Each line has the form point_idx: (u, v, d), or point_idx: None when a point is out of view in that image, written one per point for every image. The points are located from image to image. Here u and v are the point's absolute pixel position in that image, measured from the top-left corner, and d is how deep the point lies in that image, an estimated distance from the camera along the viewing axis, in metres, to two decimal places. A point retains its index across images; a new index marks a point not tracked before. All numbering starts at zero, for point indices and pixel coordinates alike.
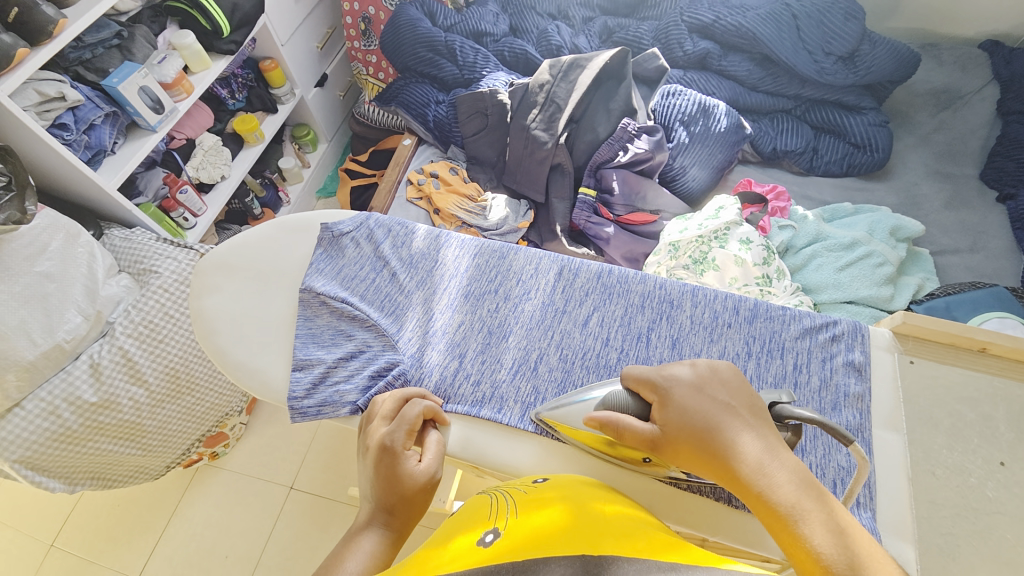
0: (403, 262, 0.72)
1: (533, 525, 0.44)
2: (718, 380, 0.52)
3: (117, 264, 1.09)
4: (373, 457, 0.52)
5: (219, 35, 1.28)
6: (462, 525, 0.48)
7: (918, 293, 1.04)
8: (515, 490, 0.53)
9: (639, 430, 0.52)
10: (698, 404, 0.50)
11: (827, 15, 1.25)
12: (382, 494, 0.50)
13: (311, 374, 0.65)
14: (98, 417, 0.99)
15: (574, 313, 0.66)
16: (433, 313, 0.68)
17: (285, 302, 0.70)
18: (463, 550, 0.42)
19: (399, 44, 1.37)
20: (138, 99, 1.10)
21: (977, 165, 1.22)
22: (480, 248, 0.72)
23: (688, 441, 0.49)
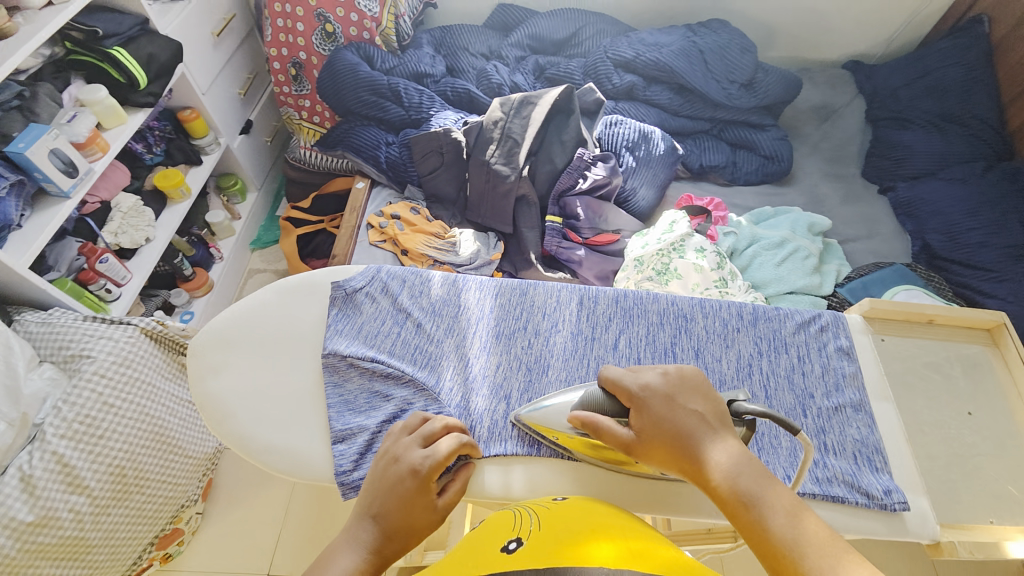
0: (425, 311, 0.71)
1: (555, 535, 0.49)
2: (690, 388, 0.56)
3: (37, 354, 0.94)
4: (398, 474, 0.54)
5: (135, 87, 1.18)
6: (489, 539, 0.53)
7: (838, 277, 1.21)
8: (539, 506, 0.57)
9: (616, 433, 0.56)
10: (675, 418, 0.54)
11: (727, 50, 1.45)
12: (395, 518, 0.52)
13: (355, 444, 0.62)
14: (36, 539, 0.84)
15: (603, 339, 0.67)
16: (468, 358, 0.68)
17: (305, 370, 0.68)
18: (488, 557, 0.48)
19: (339, 88, 1.35)
20: (48, 164, 0.98)
21: (858, 165, 1.46)
22: (500, 286, 0.72)
23: (669, 450, 0.53)
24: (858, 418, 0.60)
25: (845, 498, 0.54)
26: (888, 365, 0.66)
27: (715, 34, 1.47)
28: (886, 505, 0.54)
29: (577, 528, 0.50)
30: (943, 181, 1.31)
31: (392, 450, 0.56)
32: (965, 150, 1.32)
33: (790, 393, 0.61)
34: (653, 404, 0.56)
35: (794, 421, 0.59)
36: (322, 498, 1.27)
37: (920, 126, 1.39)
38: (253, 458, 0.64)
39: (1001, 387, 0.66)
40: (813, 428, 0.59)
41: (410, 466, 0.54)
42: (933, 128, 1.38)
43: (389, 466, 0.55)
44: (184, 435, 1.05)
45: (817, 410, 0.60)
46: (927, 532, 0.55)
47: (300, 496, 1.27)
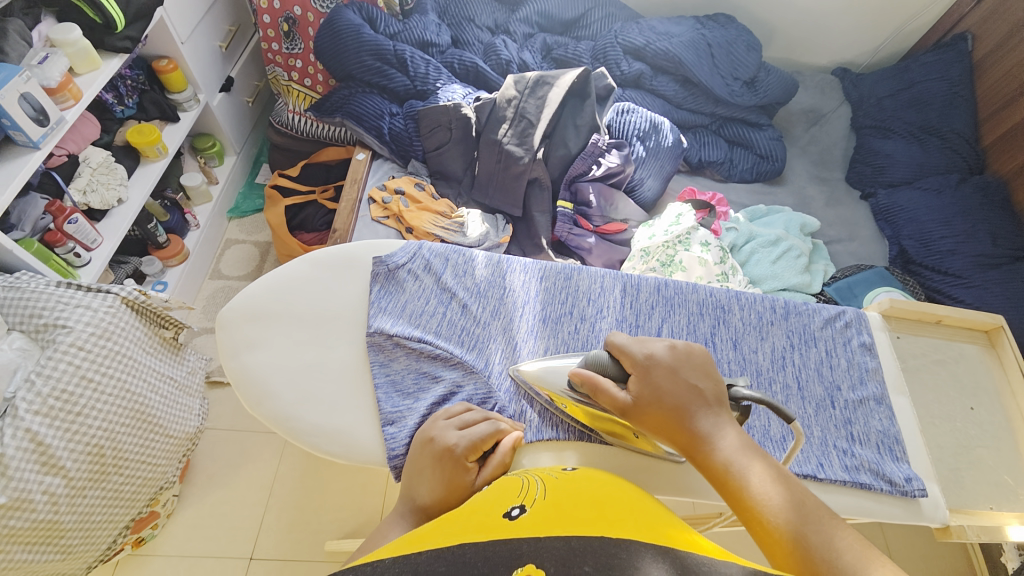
0: (470, 292, 0.70)
1: (564, 506, 0.44)
2: (693, 363, 0.56)
3: (3, 323, 0.85)
4: (433, 458, 0.55)
5: (111, 29, 1.06)
6: (489, 500, 0.47)
7: (825, 277, 1.27)
8: (547, 477, 0.51)
9: (614, 396, 0.56)
10: (671, 388, 0.54)
11: (733, 46, 1.47)
12: (434, 503, 0.53)
13: (405, 427, 0.61)
14: (6, 523, 0.77)
15: (647, 327, 0.67)
16: (516, 342, 0.67)
17: (349, 350, 0.67)
18: (488, 520, 0.42)
19: (340, 50, 1.27)
20: (18, 111, 0.87)
21: (843, 171, 1.53)
22: (544, 270, 0.72)
23: (665, 419, 0.53)
24: (880, 410, 0.64)
25: (872, 485, 0.58)
26: (904, 360, 0.71)
27: (722, 30, 1.48)
28: (908, 493, 0.59)
29: (589, 500, 0.45)
30: (921, 190, 1.39)
31: (425, 433, 0.57)
32: (942, 161, 1.41)
33: (822, 387, 0.64)
34: (653, 373, 0.56)
35: (825, 412, 0.63)
36: (308, 480, 1.23)
37: (902, 136, 1.47)
38: (294, 438, 0.63)
39: (989, 384, 0.72)
40: (841, 418, 0.62)
41: (444, 447, 0.55)
42: (913, 138, 1.46)
43: (425, 449, 0.56)
44: (165, 413, 0.98)
45: (844, 402, 0.64)
46: (938, 516, 0.60)
47: (285, 479, 1.22)
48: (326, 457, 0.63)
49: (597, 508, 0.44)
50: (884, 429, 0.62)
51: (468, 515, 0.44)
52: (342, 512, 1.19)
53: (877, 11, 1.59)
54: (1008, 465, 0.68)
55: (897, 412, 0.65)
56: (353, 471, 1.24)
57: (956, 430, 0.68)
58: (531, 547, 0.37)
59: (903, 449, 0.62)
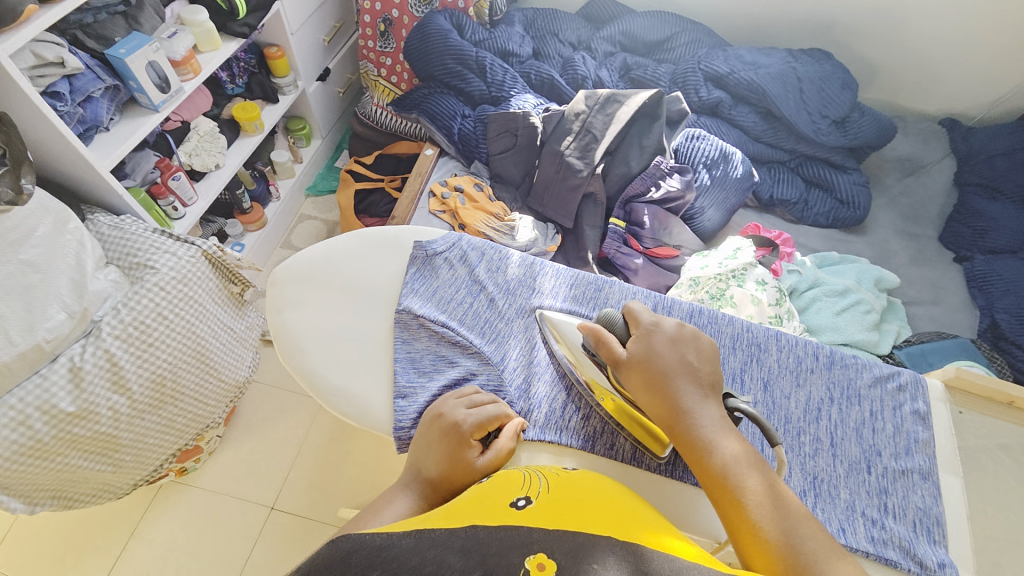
0: (499, 288, 0.72)
1: (571, 502, 0.44)
2: (693, 344, 0.56)
3: (105, 256, 0.98)
4: (440, 433, 0.55)
5: (234, 16, 1.20)
6: (493, 489, 0.47)
7: (896, 339, 1.16)
8: (549, 473, 0.51)
9: (614, 349, 0.57)
10: (667, 357, 0.54)
11: (826, 83, 1.39)
12: (440, 477, 0.53)
13: (415, 404, 0.63)
14: (71, 429, 0.87)
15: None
16: (535, 342, 0.68)
17: (378, 322, 0.70)
18: (495, 508, 0.42)
19: (427, 52, 1.35)
20: (144, 75, 1.01)
21: (936, 228, 1.39)
22: (576, 278, 0.73)
23: (654, 383, 0.53)
24: (924, 487, 0.57)
25: (898, 563, 0.52)
26: (962, 439, 0.64)
27: (816, 65, 1.41)
28: None
29: (594, 501, 0.45)
30: None
31: (437, 408, 0.58)
32: None
33: (857, 447, 0.59)
34: (653, 340, 0.56)
35: (858, 475, 0.57)
36: (332, 447, 1.29)
37: (1011, 199, 1.32)
38: (316, 394, 0.67)
39: None
40: (875, 486, 0.57)
41: (452, 422, 0.56)
42: None
43: (435, 422, 0.57)
44: (221, 358, 1.08)
45: (882, 469, 0.58)
46: None
47: (312, 442, 1.29)
48: (341, 416, 0.66)
49: (602, 508, 0.44)
50: (924, 506, 0.56)
51: (475, 500, 0.44)
52: (355, 485, 1.24)
53: (1000, 60, 1.44)
54: None
55: (945, 493, 0.58)
56: (373, 448, 1.29)
57: None
58: (542, 537, 0.37)
59: (944, 533, 0.55)
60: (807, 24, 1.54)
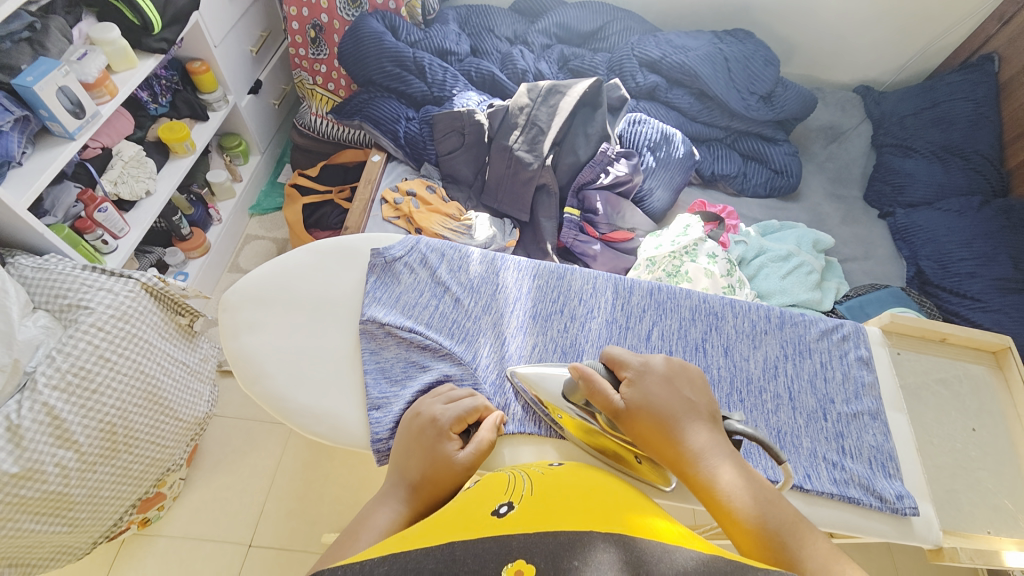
0: (463, 287, 0.72)
1: (553, 502, 0.44)
2: (686, 376, 0.58)
3: (30, 301, 0.90)
4: (419, 428, 0.57)
5: (149, 31, 1.13)
6: (478, 497, 0.47)
7: (837, 295, 1.24)
8: (533, 472, 0.52)
9: (609, 399, 0.56)
10: (663, 396, 0.55)
11: (750, 61, 1.47)
12: (421, 475, 0.54)
13: (390, 413, 0.62)
14: (18, 492, 0.81)
15: (636, 329, 0.67)
16: (505, 337, 0.68)
17: (344, 336, 0.69)
18: (476, 518, 0.43)
19: (362, 57, 1.32)
20: (56, 102, 0.94)
21: (861, 189, 1.50)
22: (538, 269, 0.73)
23: (657, 427, 0.54)
24: (875, 425, 0.62)
25: (860, 499, 0.57)
26: (904, 377, 0.70)
27: (740, 45, 1.49)
28: (898, 511, 0.57)
29: (576, 493, 0.47)
30: (942, 211, 1.35)
31: (414, 410, 0.59)
32: (964, 183, 1.37)
33: (814, 398, 0.63)
34: (646, 381, 0.57)
35: (816, 423, 0.61)
36: (308, 472, 1.25)
37: (923, 155, 1.44)
38: (287, 418, 0.65)
39: (995, 407, 0.70)
40: (832, 431, 0.61)
41: (430, 417, 0.58)
42: (935, 158, 1.42)
43: (415, 422, 0.58)
44: (176, 397, 1.02)
45: (836, 415, 0.62)
46: (927, 535, 0.57)
47: (287, 470, 1.25)
48: (314, 437, 0.64)
49: (584, 502, 0.45)
50: (876, 443, 0.61)
51: (459, 514, 0.44)
52: (338, 506, 1.21)
53: (899, 30, 1.57)
54: (1009, 489, 0.66)
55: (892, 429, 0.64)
56: (351, 465, 1.26)
57: (953, 451, 0.67)
58: (520, 544, 0.37)
59: (895, 464, 0.60)
60: (727, 7, 1.61)
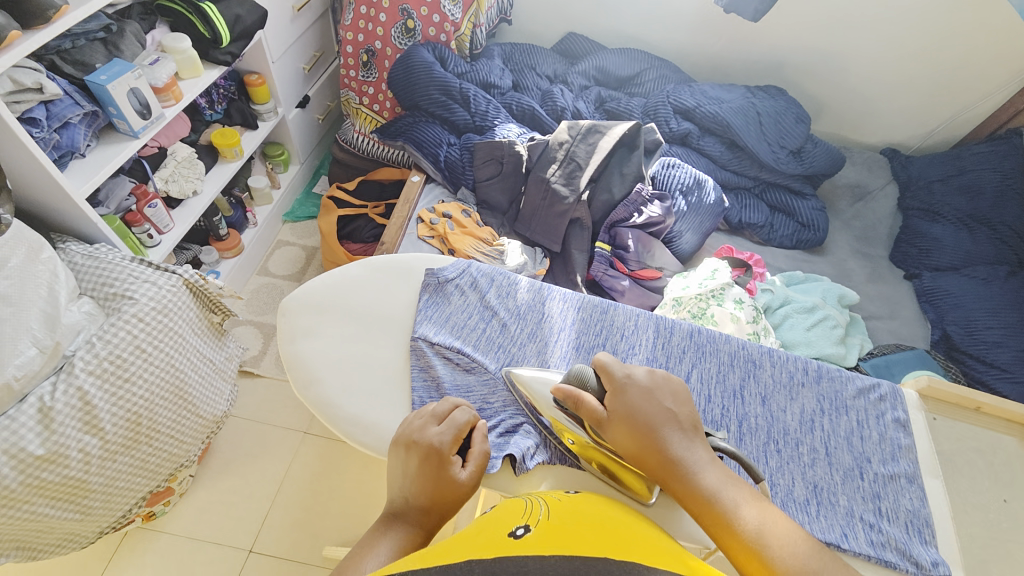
0: (510, 313, 0.73)
1: (569, 527, 0.44)
2: (670, 389, 0.60)
3: (78, 287, 0.93)
4: (419, 455, 0.54)
5: (217, 44, 1.19)
6: (496, 521, 0.47)
7: (861, 351, 1.24)
8: (550, 500, 0.52)
9: (594, 409, 0.58)
10: (647, 408, 0.58)
11: (783, 117, 1.52)
12: (427, 502, 0.52)
13: None
14: (39, 474, 0.80)
15: (676, 369, 0.68)
16: (547, 366, 0.69)
17: (395, 350, 0.71)
18: (494, 539, 0.42)
19: (412, 83, 1.39)
20: (126, 101, 0.99)
21: (886, 248, 1.51)
22: (583, 301, 0.75)
23: (641, 435, 0.56)
24: (911, 489, 0.62)
25: (897, 564, 0.56)
26: (942, 444, 0.70)
27: (773, 101, 1.54)
28: None
29: (596, 523, 0.46)
30: (968, 277, 1.35)
31: (405, 434, 0.57)
32: (990, 252, 1.38)
33: (850, 457, 0.63)
34: (629, 393, 0.59)
35: (853, 481, 0.61)
36: (316, 483, 1.24)
37: (950, 222, 1.46)
38: (334, 425, 0.67)
39: None
40: (870, 491, 0.61)
41: (429, 443, 0.55)
42: (962, 226, 1.44)
43: (412, 448, 0.55)
44: (199, 393, 1.04)
45: (873, 475, 0.62)
46: None
47: (294, 478, 1.24)
48: (359, 447, 0.65)
49: (600, 530, 0.44)
50: (913, 507, 0.60)
51: (478, 535, 0.44)
52: (343, 520, 1.20)
53: (928, 99, 1.61)
54: None
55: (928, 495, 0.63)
56: (358, 480, 1.25)
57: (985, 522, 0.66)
58: (537, 564, 0.37)
59: (931, 531, 0.60)
60: (762, 64, 1.68)
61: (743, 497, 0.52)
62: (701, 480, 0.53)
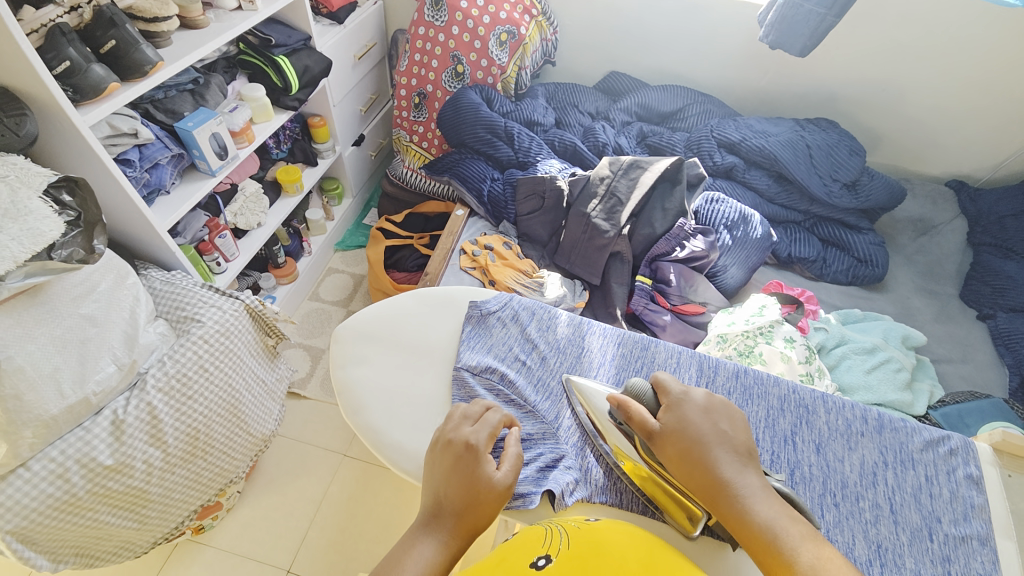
0: (550, 347, 0.76)
1: (590, 558, 0.44)
2: (724, 413, 0.59)
3: (155, 310, 1.02)
4: (455, 454, 0.56)
5: (287, 91, 1.32)
6: (513, 549, 0.47)
7: (930, 398, 1.13)
8: (569, 526, 0.51)
9: (646, 421, 0.59)
10: (702, 426, 0.57)
11: (835, 149, 1.47)
12: (465, 503, 0.53)
13: None
14: (105, 484, 0.86)
15: None
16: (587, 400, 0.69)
17: (437, 379, 0.73)
18: (516, 569, 0.42)
19: (459, 122, 1.46)
20: (207, 144, 1.11)
21: (955, 286, 1.41)
22: (623, 337, 0.75)
23: (693, 454, 0.55)
24: (984, 552, 0.56)
25: None
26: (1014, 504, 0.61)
27: (824, 134, 1.50)
28: None
29: (614, 551, 0.45)
30: None
31: (441, 432, 0.58)
32: None
33: (916, 514, 0.58)
34: (684, 409, 0.59)
35: (920, 543, 0.56)
36: (353, 506, 1.26)
37: None
38: (380, 451, 0.68)
39: None
40: (939, 554, 0.55)
41: (465, 444, 0.56)
42: None
43: (448, 446, 0.57)
44: (252, 412, 1.10)
45: (943, 536, 0.57)
46: None
47: (332, 500, 1.27)
48: (402, 475, 0.67)
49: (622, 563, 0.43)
50: (989, 574, 0.54)
51: (499, 564, 0.44)
52: (376, 547, 1.20)
53: (997, 129, 1.52)
54: None
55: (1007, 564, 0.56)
56: (394, 506, 1.26)
57: None
58: None
59: None
60: (810, 96, 1.65)
61: (796, 528, 0.49)
62: (755, 510, 0.50)
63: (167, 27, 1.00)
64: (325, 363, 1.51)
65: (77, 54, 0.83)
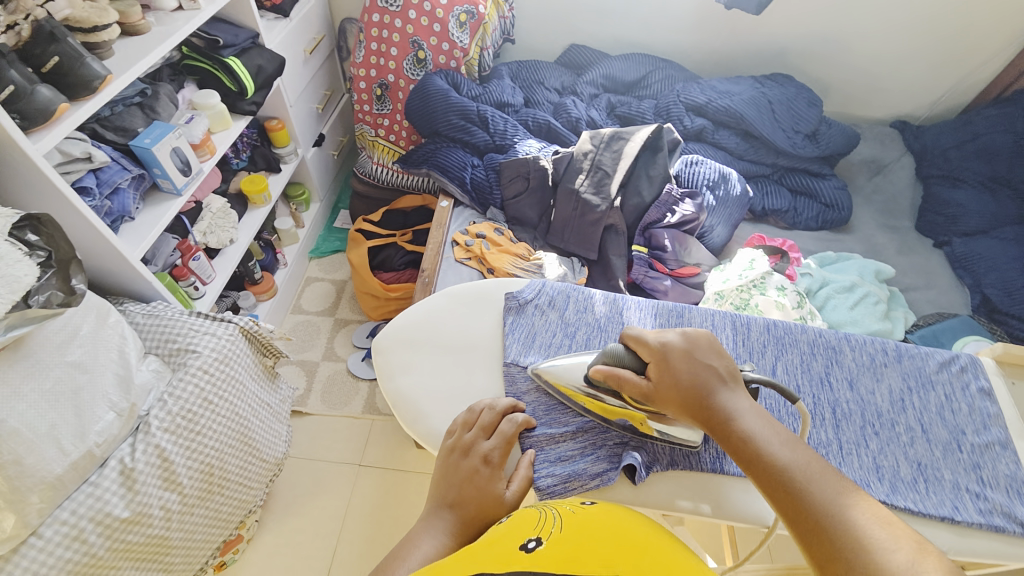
0: (591, 327, 0.76)
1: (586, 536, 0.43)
2: (706, 347, 0.62)
3: (143, 346, 0.95)
4: (472, 464, 0.61)
5: (243, 95, 1.23)
6: (507, 530, 0.46)
7: (906, 324, 1.23)
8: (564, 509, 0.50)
9: (637, 382, 0.62)
10: (688, 369, 0.60)
11: (794, 103, 1.54)
12: (475, 511, 0.57)
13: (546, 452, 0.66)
14: (125, 538, 0.81)
15: (762, 363, 0.69)
16: None
17: (491, 375, 0.74)
18: (506, 548, 0.41)
19: (430, 111, 1.42)
20: (168, 161, 1.03)
21: (911, 219, 1.52)
22: (658, 308, 0.77)
23: (684, 396, 0.59)
24: (1007, 455, 0.62)
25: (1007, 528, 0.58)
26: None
27: (782, 89, 1.56)
28: None
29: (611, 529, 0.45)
30: (998, 239, 1.35)
31: (456, 442, 0.63)
32: (1015, 211, 1.38)
33: (944, 430, 0.64)
34: (667, 357, 0.62)
35: (953, 455, 0.62)
36: (378, 515, 1.24)
37: (972, 186, 1.46)
38: None
39: None
40: (968, 462, 0.62)
41: (481, 457, 0.62)
42: (984, 189, 1.45)
43: (464, 455, 0.62)
44: (262, 437, 1.06)
45: (970, 445, 0.63)
46: None
47: (356, 513, 1.25)
48: None
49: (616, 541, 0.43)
50: (1013, 472, 0.61)
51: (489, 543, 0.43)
52: None
53: (933, 68, 1.63)
54: None
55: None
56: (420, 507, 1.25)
57: None
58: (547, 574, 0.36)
59: None
60: (764, 53, 1.71)
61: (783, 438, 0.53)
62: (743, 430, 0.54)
63: (108, 35, 0.89)
64: (323, 376, 1.46)
65: (19, 76, 0.74)
